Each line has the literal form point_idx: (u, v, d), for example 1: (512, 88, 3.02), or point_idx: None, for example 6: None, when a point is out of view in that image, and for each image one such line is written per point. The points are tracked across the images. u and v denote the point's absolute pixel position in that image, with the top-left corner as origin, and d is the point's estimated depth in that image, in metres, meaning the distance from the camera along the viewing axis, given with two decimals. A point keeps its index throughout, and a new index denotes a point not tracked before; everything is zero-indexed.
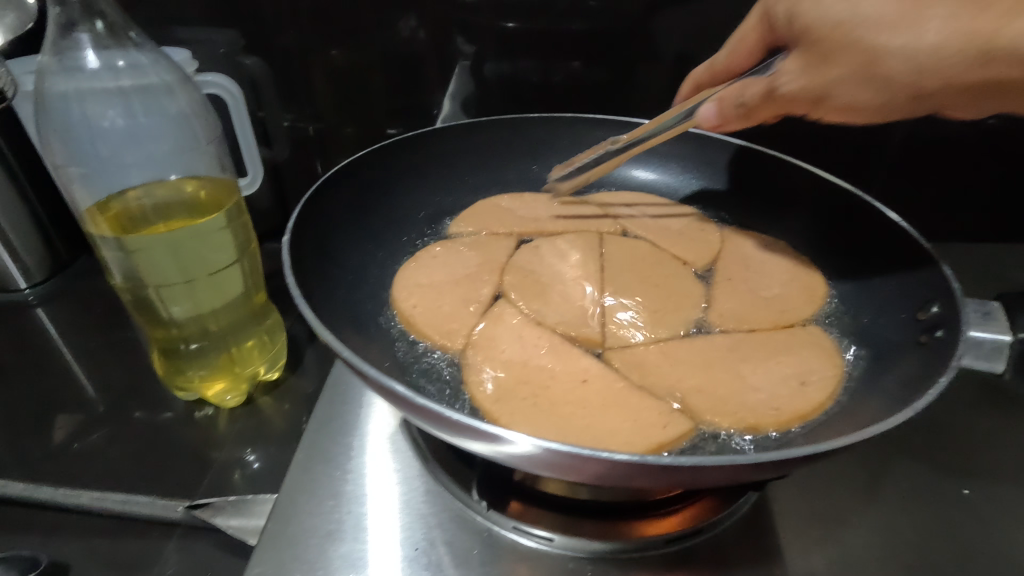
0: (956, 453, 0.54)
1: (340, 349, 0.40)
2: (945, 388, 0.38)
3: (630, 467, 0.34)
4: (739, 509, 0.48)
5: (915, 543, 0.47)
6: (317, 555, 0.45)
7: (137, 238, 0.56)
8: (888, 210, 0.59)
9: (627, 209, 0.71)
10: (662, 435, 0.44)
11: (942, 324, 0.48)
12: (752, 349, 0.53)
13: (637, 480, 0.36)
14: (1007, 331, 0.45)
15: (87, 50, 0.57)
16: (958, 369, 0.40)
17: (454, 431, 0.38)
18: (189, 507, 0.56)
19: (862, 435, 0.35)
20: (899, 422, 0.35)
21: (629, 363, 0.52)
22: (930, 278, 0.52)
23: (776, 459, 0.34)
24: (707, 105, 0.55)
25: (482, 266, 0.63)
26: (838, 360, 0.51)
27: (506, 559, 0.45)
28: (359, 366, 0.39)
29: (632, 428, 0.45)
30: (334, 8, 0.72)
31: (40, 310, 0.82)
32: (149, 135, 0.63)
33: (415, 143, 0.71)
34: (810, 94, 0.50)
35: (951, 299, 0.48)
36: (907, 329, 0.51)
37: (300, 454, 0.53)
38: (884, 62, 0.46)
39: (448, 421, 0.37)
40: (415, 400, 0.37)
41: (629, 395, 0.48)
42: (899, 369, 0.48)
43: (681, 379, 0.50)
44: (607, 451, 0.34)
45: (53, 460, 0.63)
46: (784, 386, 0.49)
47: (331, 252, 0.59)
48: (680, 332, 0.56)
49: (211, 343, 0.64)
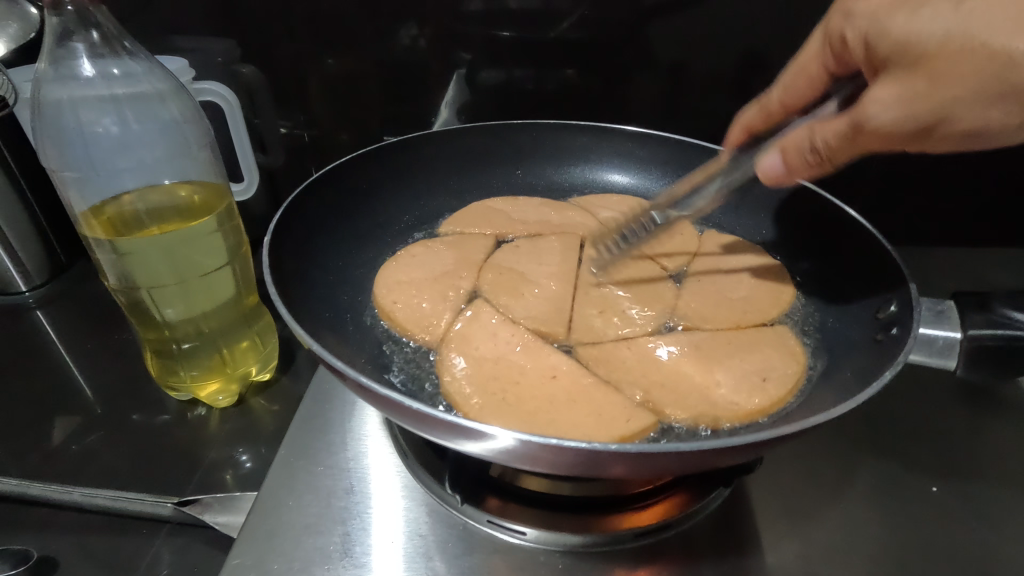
0: (930, 449, 0.55)
1: (309, 341, 0.42)
2: (887, 382, 0.39)
3: (580, 454, 0.36)
4: (711, 502, 0.49)
5: (883, 540, 0.48)
6: (295, 548, 0.46)
7: (128, 241, 0.58)
8: (851, 209, 0.61)
9: (611, 212, 0.72)
10: (624, 429, 0.46)
11: (897, 322, 0.49)
12: (717, 347, 0.54)
13: (590, 469, 0.37)
14: (959, 328, 0.47)
15: (83, 59, 0.59)
16: (906, 363, 0.41)
17: (416, 420, 0.39)
18: (178, 503, 0.58)
19: (803, 424, 0.37)
20: (837, 413, 0.37)
21: (596, 359, 0.54)
22: (891, 279, 0.53)
23: (717, 446, 0.35)
24: (772, 156, 0.52)
25: (458, 263, 0.64)
26: (799, 359, 0.52)
27: (479, 552, 0.47)
28: (326, 359, 0.41)
29: (596, 421, 0.46)
30: (332, 18, 0.74)
31: (40, 312, 0.84)
32: (141, 142, 0.64)
33: (405, 148, 0.73)
34: (913, 123, 0.44)
35: (907, 297, 0.49)
36: (867, 327, 0.53)
37: (282, 451, 0.54)
38: (1011, 71, 0.41)
39: (409, 411, 0.38)
40: (377, 391, 0.39)
41: (596, 391, 0.49)
42: (859, 367, 0.50)
43: (646, 373, 0.52)
44: (555, 438, 0.35)
45: (49, 458, 0.64)
46: (746, 383, 0.50)
47: (314, 256, 0.61)
48: (647, 329, 0.58)
49: (202, 344, 0.65)
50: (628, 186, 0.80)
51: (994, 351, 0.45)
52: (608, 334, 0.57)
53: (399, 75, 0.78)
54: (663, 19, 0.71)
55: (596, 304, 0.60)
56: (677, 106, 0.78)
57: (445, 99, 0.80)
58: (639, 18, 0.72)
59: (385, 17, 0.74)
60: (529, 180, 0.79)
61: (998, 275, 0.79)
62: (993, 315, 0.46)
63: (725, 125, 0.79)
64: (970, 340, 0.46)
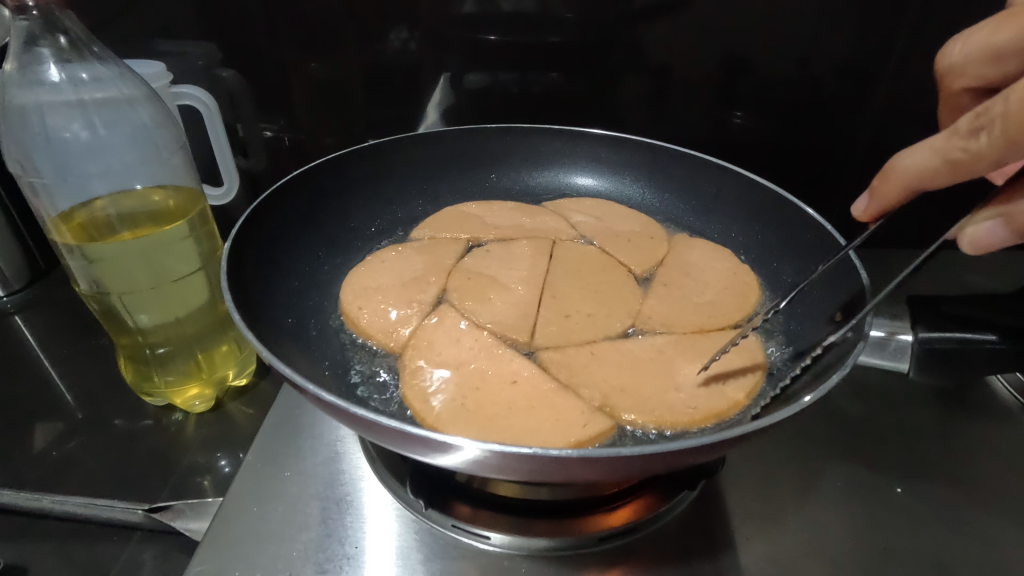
0: (899, 450, 0.56)
1: (260, 349, 0.42)
2: (836, 384, 0.40)
3: (528, 460, 0.35)
4: (676, 505, 0.49)
5: (845, 542, 0.48)
6: (259, 555, 0.46)
7: (97, 247, 0.57)
8: (812, 210, 0.63)
9: (585, 215, 0.73)
10: (581, 434, 0.46)
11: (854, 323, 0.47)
12: (679, 351, 0.55)
13: (541, 476, 0.37)
14: (910, 331, 0.50)
15: (50, 64, 0.58)
16: (855, 364, 0.42)
17: (368, 429, 0.39)
18: (148, 510, 0.58)
19: (751, 427, 0.37)
20: (784, 416, 0.37)
21: (559, 364, 0.54)
22: (850, 282, 0.54)
23: (665, 449, 0.35)
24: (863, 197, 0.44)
25: (428, 268, 0.64)
26: (761, 361, 0.53)
27: (443, 557, 0.47)
28: (276, 366, 0.40)
29: (555, 426, 0.46)
30: (312, 22, 0.74)
31: (17, 317, 0.83)
32: (111, 147, 0.64)
33: (381, 151, 0.73)
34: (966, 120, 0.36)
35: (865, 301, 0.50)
36: (828, 330, 0.53)
37: (252, 457, 0.54)
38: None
39: (360, 419, 0.38)
40: (325, 398, 0.38)
41: (556, 396, 0.49)
42: None
43: (606, 378, 0.52)
44: (503, 444, 0.35)
45: (24, 464, 0.64)
46: (703, 387, 0.50)
47: (281, 262, 0.61)
48: (611, 333, 0.58)
49: (177, 349, 0.65)
50: (598, 190, 0.81)
51: (937, 352, 0.49)
52: (573, 338, 0.57)
53: (380, 79, 0.78)
54: (642, 24, 0.72)
55: (563, 308, 0.60)
56: (659, 109, 0.78)
57: (430, 103, 0.81)
58: (622, 22, 0.72)
59: (369, 21, 0.74)
60: (503, 184, 0.79)
61: (971, 277, 0.80)
62: (942, 319, 0.49)
63: (707, 129, 0.79)
64: (919, 341, 0.49)
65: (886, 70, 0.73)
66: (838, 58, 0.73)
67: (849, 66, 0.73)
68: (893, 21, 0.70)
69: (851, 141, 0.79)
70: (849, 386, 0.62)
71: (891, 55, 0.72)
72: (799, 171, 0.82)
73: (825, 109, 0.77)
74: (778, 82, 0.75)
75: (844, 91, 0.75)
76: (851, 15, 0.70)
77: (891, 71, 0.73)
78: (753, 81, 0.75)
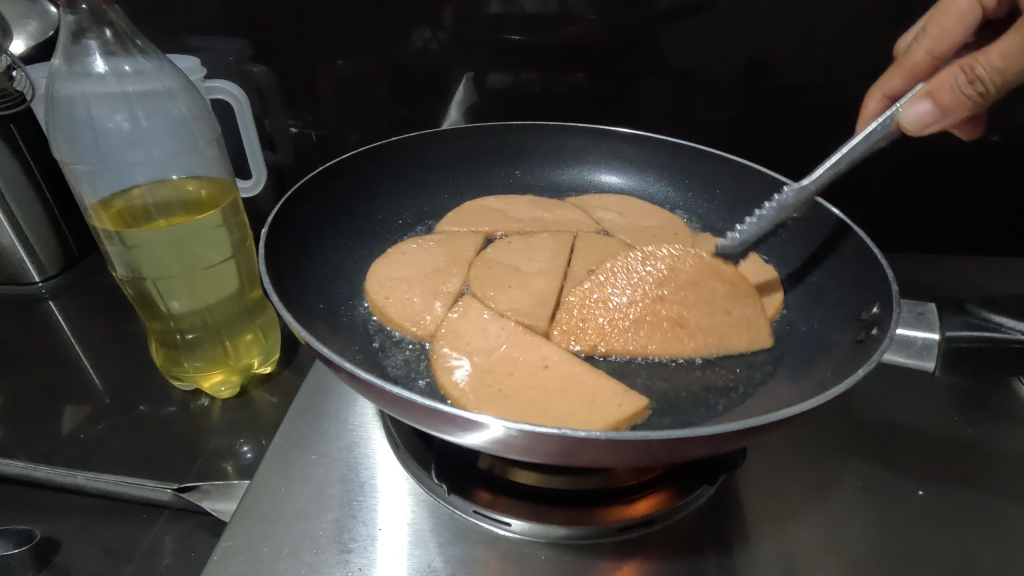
0: (920, 452, 0.55)
1: (296, 329, 0.43)
2: (861, 379, 0.40)
3: (552, 441, 0.36)
4: (695, 500, 0.49)
5: (862, 541, 0.48)
6: (285, 533, 0.48)
7: (135, 233, 0.59)
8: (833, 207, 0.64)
9: (608, 213, 0.73)
10: (617, 413, 0.47)
11: (879, 322, 0.50)
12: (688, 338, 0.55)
13: (564, 458, 0.38)
14: (936, 330, 0.50)
15: (96, 55, 0.61)
16: (880, 361, 0.42)
17: (396, 405, 0.40)
18: (176, 490, 0.59)
19: (772, 417, 0.37)
20: (807, 407, 0.37)
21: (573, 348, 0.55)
22: (875, 282, 0.54)
23: (686, 435, 0.36)
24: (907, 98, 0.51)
25: (449, 261, 0.65)
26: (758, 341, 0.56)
27: (463, 542, 0.47)
28: (313, 346, 0.42)
29: (591, 407, 0.47)
30: (341, 20, 0.76)
31: (51, 303, 0.86)
32: (151, 138, 0.66)
33: (406, 146, 0.74)
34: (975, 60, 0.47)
35: (890, 299, 0.50)
36: (850, 328, 0.53)
37: (278, 439, 0.55)
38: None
39: (386, 394, 0.39)
40: (354, 373, 0.40)
41: (589, 377, 0.50)
42: (829, 363, 0.51)
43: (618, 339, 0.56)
44: (528, 423, 0.36)
45: (58, 442, 0.66)
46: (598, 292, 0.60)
47: (311, 251, 0.62)
48: None
49: (206, 335, 0.67)
50: (618, 187, 0.81)
51: (967, 352, 0.49)
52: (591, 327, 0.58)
53: (406, 77, 0.80)
54: (667, 26, 0.72)
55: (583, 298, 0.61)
56: (682, 110, 0.78)
57: (454, 100, 0.82)
58: (647, 24, 0.72)
59: (398, 19, 0.75)
60: (525, 180, 0.80)
61: (998, 284, 0.79)
62: (970, 317, 0.50)
63: (730, 130, 0.79)
64: (947, 341, 0.49)
65: None
66: (866, 61, 0.73)
67: (875, 69, 0.73)
68: None
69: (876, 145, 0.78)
70: (870, 389, 0.62)
71: None
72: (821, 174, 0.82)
73: (851, 113, 0.76)
74: (804, 85, 0.75)
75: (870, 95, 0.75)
76: (878, 19, 0.70)
77: None
78: (779, 82, 0.75)
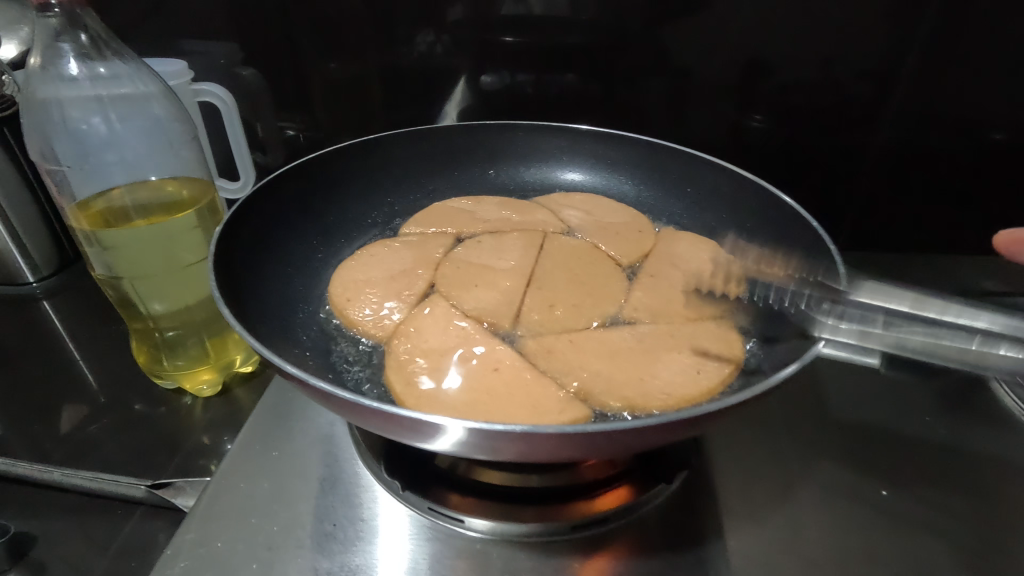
0: (894, 456, 0.55)
1: (234, 325, 0.44)
2: (792, 375, 0.39)
3: (478, 435, 0.36)
4: (655, 498, 0.49)
5: (825, 542, 0.47)
6: (242, 529, 0.48)
7: (108, 233, 0.60)
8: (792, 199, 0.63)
9: (579, 212, 0.73)
10: (554, 419, 0.46)
11: (826, 319, 0.49)
12: (660, 342, 0.55)
13: (497, 453, 0.38)
14: None
15: (70, 59, 0.61)
16: (817, 356, 0.41)
17: (329, 402, 0.40)
18: (151, 486, 0.60)
19: (693, 412, 0.37)
20: (732, 401, 0.37)
21: (537, 348, 0.55)
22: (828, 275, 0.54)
23: (607, 428, 0.36)
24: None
25: (417, 261, 0.65)
26: (735, 350, 0.53)
27: (418, 538, 0.47)
28: (246, 339, 0.42)
29: (528, 414, 0.46)
30: (327, 22, 0.77)
31: (45, 302, 0.87)
32: (126, 141, 0.67)
33: (382, 146, 0.75)
34: None
35: (838, 295, 0.49)
36: (803, 324, 0.52)
37: (244, 436, 0.55)
38: None
39: (316, 389, 0.40)
40: (285, 367, 0.40)
41: (535, 384, 0.50)
42: (783, 352, 0.51)
43: (583, 365, 0.52)
44: (453, 419, 0.36)
45: (41, 439, 0.67)
46: (573, 307, 0.60)
47: (273, 246, 0.63)
48: (589, 326, 0.58)
49: (184, 333, 0.68)
50: (592, 186, 0.81)
51: None
52: (557, 326, 0.58)
53: (392, 78, 0.80)
54: (648, 24, 0.72)
55: (548, 298, 0.61)
56: (667, 108, 0.78)
57: (451, 102, 0.82)
58: (629, 21, 0.73)
59: (383, 21, 0.76)
60: (500, 179, 0.80)
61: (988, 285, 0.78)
62: None
63: (712, 129, 0.79)
64: None
65: (899, 70, 0.72)
66: (852, 58, 0.72)
67: (859, 65, 0.72)
68: (905, 21, 0.69)
69: (862, 144, 0.78)
70: (849, 389, 0.61)
71: (905, 57, 0.71)
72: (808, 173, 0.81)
73: (837, 110, 0.76)
74: (789, 82, 0.75)
75: (854, 92, 0.74)
76: (862, 15, 0.69)
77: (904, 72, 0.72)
78: (764, 79, 0.75)
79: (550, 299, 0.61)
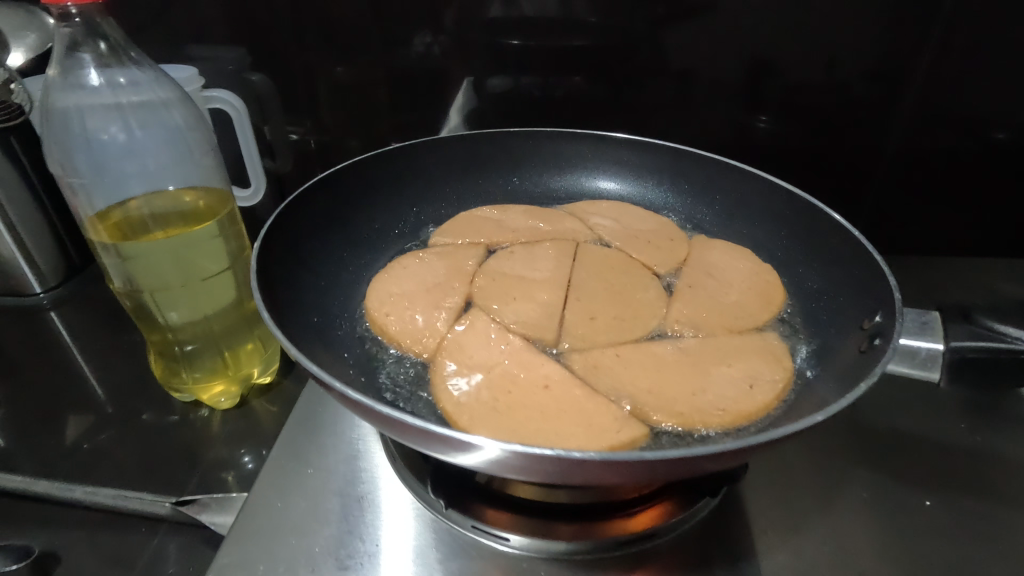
0: (928, 461, 0.54)
1: (287, 347, 0.43)
2: (864, 393, 0.39)
3: (549, 461, 0.35)
4: (698, 511, 0.49)
5: (870, 551, 0.47)
6: (282, 549, 0.47)
7: (131, 246, 0.59)
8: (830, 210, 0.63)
9: (606, 219, 0.72)
10: (613, 439, 0.46)
11: (881, 332, 0.49)
12: (706, 356, 0.54)
13: (560, 477, 0.38)
14: (940, 340, 0.50)
15: (90, 68, 0.60)
16: (884, 372, 0.41)
17: (385, 424, 0.39)
18: (176, 503, 0.59)
19: (767, 437, 0.37)
20: (806, 424, 0.37)
21: (584, 365, 0.54)
22: (879, 289, 0.53)
23: (681, 454, 0.35)
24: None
25: (451, 274, 0.65)
26: (786, 365, 0.53)
27: (462, 556, 0.47)
28: (301, 363, 0.41)
29: (584, 434, 0.46)
30: (340, 26, 0.76)
31: (52, 313, 0.85)
32: (145, 150, 0.66)
33: (405, 154, 0.74)
34: None
35: (893, 309, 0.49)
36: (854, 338, 0.52)
37: (275, 452, 0.54)
38: None
39: (376, 413, 0.38)
40: (343, 391, 0.39)
41: (587, 401, 0.49)
42: (839, 365, 0.51)
43: (634, 381, 0.52)
44: (520, 443, 0.35)
45: (57, 456, 0.65)
46: (613, 319, 0.60)
47: (305, 258, 0.62)
48: (631, 338, 0.58)
49: (204, 346, 0.67)
50: (615, 193, 0.81)
51: (971, 363, 0.49)
52: (600, 339, 0.57)
53: (406, 83, 0.79)
54: (667, 27, 0.72)
55: (588, 309, 0.60)
56: (685, 112, 0.77)
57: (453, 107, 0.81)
58: (648, 25, 0.72)
59: (397, 26, 0.75)
60: (524, 187, 0.79)
61: (1005, 286, 0.79)
62: (976, 328, 0.50)
63: (731, 133, 0.78)
64: (951, 350, 0.49)
65: (917, 73, 0.72)
66: (873, 61, 0.72)
67: (879, 68, 0.72)
68: (924, 25, 0.69)
69: (881, 146, 0.78)
70: (878, 394, 0.61)
71: (923, 60, 0.71)
72: (826, 176, 0.81)
73: (856, 113, 0.75)
74: (808, 86, 0.74)
75: (873, 95, 0.74)
76: (882, 19, 0.69)
77: (922, 75, 0.72)
78: (783, 83, 0.74)
79: (587, 310, 0.60)
